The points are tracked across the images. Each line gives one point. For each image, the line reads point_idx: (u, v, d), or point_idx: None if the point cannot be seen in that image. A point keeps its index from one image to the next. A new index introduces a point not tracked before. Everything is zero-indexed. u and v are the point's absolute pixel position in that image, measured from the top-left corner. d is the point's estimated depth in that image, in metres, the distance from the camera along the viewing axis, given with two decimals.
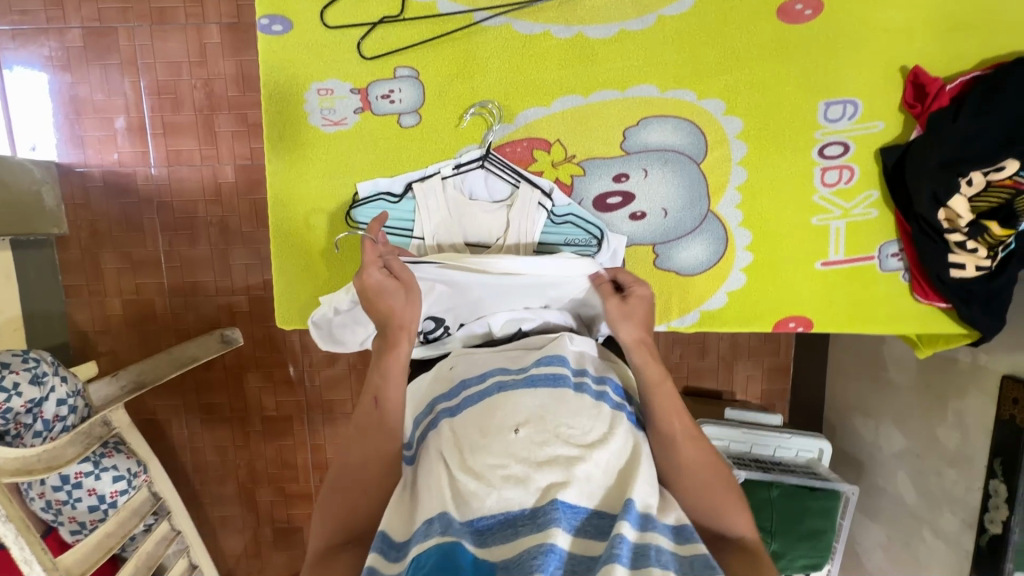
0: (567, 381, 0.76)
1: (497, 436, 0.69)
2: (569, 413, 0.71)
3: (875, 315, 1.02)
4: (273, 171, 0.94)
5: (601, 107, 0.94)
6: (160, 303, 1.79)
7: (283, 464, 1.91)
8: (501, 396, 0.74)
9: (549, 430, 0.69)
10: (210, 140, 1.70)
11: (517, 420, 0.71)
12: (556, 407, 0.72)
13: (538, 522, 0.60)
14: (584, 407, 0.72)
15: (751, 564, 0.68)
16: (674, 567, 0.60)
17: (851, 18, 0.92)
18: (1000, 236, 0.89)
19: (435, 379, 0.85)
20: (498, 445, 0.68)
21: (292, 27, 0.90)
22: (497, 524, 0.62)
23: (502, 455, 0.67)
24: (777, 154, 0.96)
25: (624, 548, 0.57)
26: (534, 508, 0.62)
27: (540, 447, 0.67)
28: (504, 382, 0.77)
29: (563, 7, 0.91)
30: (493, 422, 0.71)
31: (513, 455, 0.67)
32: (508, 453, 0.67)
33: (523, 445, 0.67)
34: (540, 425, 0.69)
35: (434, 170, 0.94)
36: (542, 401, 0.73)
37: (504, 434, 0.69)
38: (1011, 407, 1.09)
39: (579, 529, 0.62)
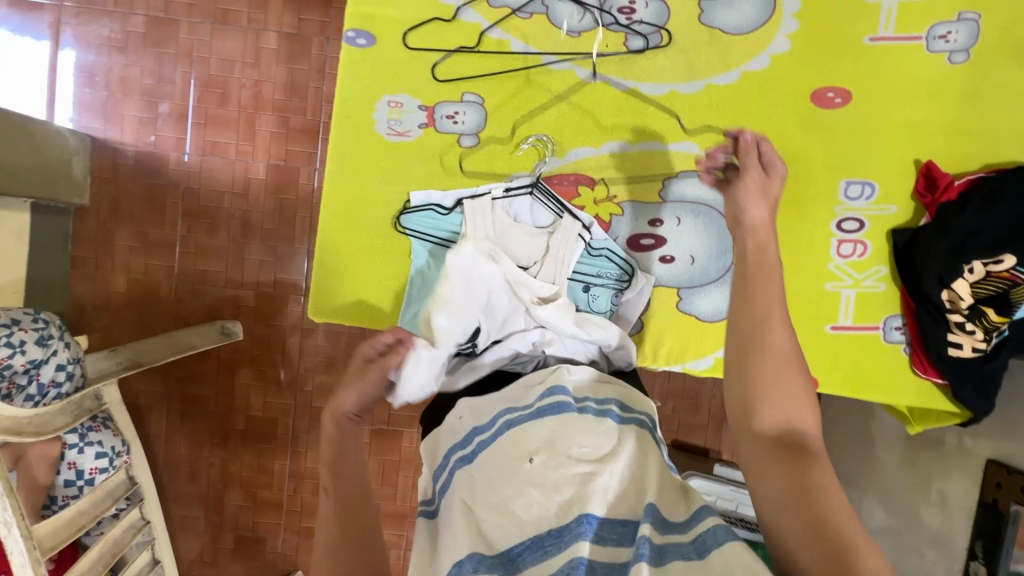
0: (572, 408, 0.77)
1: (515, 467, 0.72)
2: (577, 434, 0.74)
3: (876, 383, 1.07)
4: (331, 169, 0.99)
5: (645, 155, 1.02)
6: (166, 286, 1.78)
7: (259, 469, 1.85)
8: (512, 435, 0.76)
9: (561, 453, 0.72)
10: (249, 137, 1.76)
11: (529, 449, 0.74)
12: (564, 429, 0.74)
13: (566, 540, 0.64)
14: (593, 427, 0.75)
15: (775, 503, 0.65)
16: (695, 551, 0.61)
17: (874, 112, 1.02)
18: (996, 321, 0.97)
19: (444, 429, 0.85)
20: (516, 478, 0.71)
21: (374, 42, 0.98)
22: (527, 549, 0.66)
23: (521, 487, 0.70)
24: (800, 222, 1.04)
25: (647, 548, 0.60)
26: (559, 527, 0.66)
27: (555, 471, 0.71)
28: (512, 419, 0.78)
29: (622, 63, 1.00)
30: (507, 456, 0.74)
31: (532, 484, 0.70)
32: (527, 484, 0.70)
33: (540, 473, 0.71)
34: (552, 450, 0.73)
35: (485, 191, 1.00)
36: (553, 429, 0.75)
37: (520, 465, 0.72)
38: (993, 491, 1.14)
39: (604, 538, 0.65)
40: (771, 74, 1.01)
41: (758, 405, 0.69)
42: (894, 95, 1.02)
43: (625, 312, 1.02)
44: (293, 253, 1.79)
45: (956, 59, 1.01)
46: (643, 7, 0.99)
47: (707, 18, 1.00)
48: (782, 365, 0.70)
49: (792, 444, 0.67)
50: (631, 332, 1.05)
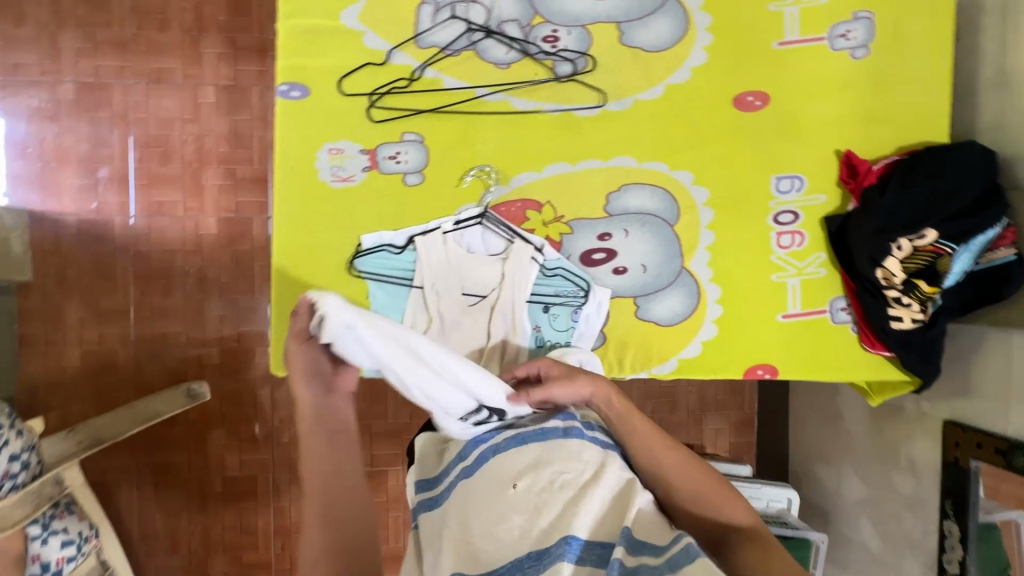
0: (557, 433, 0.78)
1: (499, 492, 0.74)
2: (561, 458, 0.76)
3: (832, 363, 1.12)
4: (279, 221, 0.99)
5: (586, 173, 1.05)
6: (124, 354, 1.72)
7: (242, 530, 1.79)
8: (496, 460, 0.77)
9: (544, 478, 0.74)
10: (196, 193, 1.73)
11: (514, 473, 0.76)
12: (546, 454, 0.76)
13: (545, 563, 0.67)
14: (575, 451, 0.77)
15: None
16: (667, 566, 0.63)
17: (793, 111, 1.09)
18: (928, 292, 1.03)
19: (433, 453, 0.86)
20: (500, 503, 0.73)
21: (309, 93, 0.99)
22: (507, 570, 0.69)
23: (503, 511, 0.73)
24: (740, 220, 1.09)
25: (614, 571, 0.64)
26: (539, 549, 0.69)
27: (539, 495, 0.73)
28: (497, 446, 0.79)
29: (552, 88, 1.04)
30: (491, 481, 0.75)
31: (515, 509, 0.72)
32: (510, 509, 0.73)
33: (524, 498, 0.73)
34: (535, 475, 0.75)
35: (435, 226, 1.01)
36: (537, 455, 0.77)
37: (504, 490, 0.74)
38: (954, 450, 1.20)
39: (583, 559, 0.68)
40: (694, 86, 1.07)
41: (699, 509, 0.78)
42: (809, 92, 1.09)
43: (587, 326, 1.04)
44: (254, 305, 1.76)
45: (858, 54, 1.09)
46: (566, 34, 1.04)
47: (627, 39, 1.05)
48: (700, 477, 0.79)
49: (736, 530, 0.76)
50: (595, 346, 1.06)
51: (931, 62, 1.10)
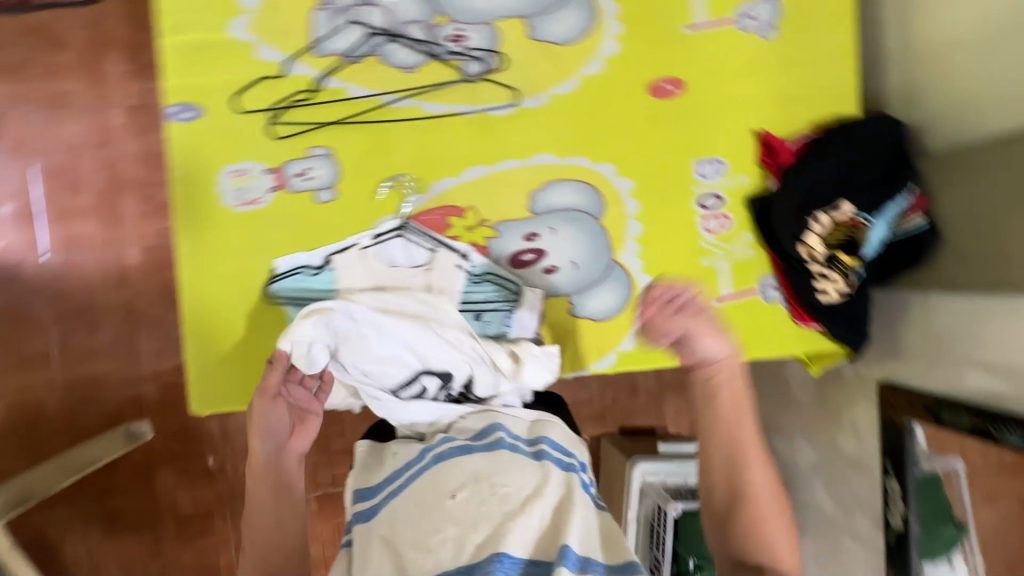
0: (503, 445, 0.79)
1: (438, 503, 0.73)
2: (503, 471, 0.75)
3: (766, 341, 1.14)
4: (184, 252, 0.93)
5: (507, 174, 1.03)
6: (52, 402, 1.61)
7: (204, 568, 1.69)
8: (440, 471, 0.77)
9: (483, 491, 0.73)
10: (114, 222, 1.62)
11: (454, 485, 0.75)
12: (489, 468, 0.76)
13: None
14: (520, 464, 0.77)
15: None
16: None
17: (708, 95, 1.09)
18: (849, 263, 1.06)
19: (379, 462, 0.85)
20: (435, 514, 0.72)
21: (201, 114, 0.93)
22: None
23: (438, 523, 0.71)
24: (665, 208, 1.09)
25: None
26: (471, 564, 0.67)
27: (476, 509, 0.71)
28: (441, 455, 0.79)
29: (464, 90, 1.00)
30: (430, 492, 0.75)
31: (450, 520, 0.71)
32: (445, 520, 0.71)
33: (461, 510, 0.71)
34: (476, 487, 0.74)
35: (353, 242, 0.96)
36: (479, 467, 0.76)
37: (442, 501, 0.73)
38: (890, 412, 1.22)
39: None
40: (608, 76, 1.05)
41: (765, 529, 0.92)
42: (722, 75, 1.09)
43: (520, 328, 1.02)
44: None
45: (766, 34, 1.10)
46: (473, 33, 1.00)
47: (537, 33, 1.02)
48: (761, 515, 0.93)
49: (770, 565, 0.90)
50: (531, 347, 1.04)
51: (837, 37, 1.11)
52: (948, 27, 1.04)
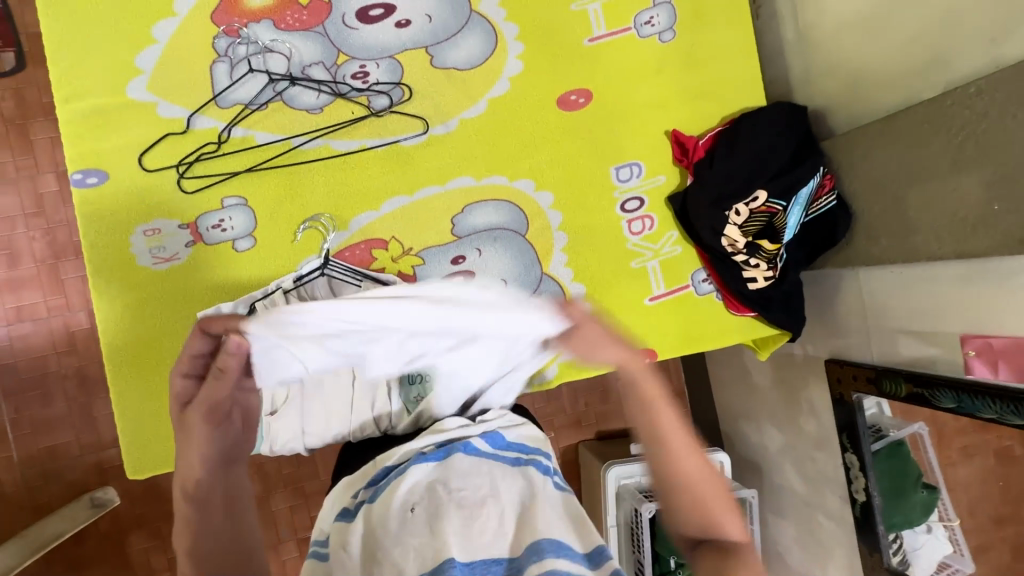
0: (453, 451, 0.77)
1: (390, 516, 0.69)
2: (457, 477, 0.72)
3: (706, 334, 1.16)
4: (103, 316, 0.92)
5: (426, 202, 1.04)
6: (10, 480, 1.54)
7: None
8: (399, 481, 0.73)
9: (439, 498, 0.69)
10: (57, 289, 1.57)
11: (412, 497, 0.71)
12: (444, 472, 0.74)
13: None
14: (473, 467, 0.74)
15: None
16: None
17: (617, 101, 1.12)
18: (772, 249, 1.08)
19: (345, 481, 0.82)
20: (394, 528, 0.67)
21: (107, 177, 0.93)
22: None
23: (391, 537, 0.66)
24: (589, 216, 1.11)
25: None
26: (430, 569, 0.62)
27: (433, 518, 0.67)
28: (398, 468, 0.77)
29: (373, 124, 1.02)
30: (389, 507, 0.70)
31: (408, 534, 0.66)
32: (404, 534, 0.66)
33: (419, 522, 0.67)
34: (432, 496, 0.70)
35: (274, 287, 0.96)
36: (432, 478, 0.73)
37: (400, 514, 0.69)
38: (837, 386, 1.24)
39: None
40: (515, 95, 1.07)
41: (686, 511, 0.72)
42: (628, 82, 1.12)
43: None
44: None
45: (666, 37, 1.13)
46: (375, 67, 1.02)
47: (438, 61, 1.04)
48: (672, 474, 0.72)
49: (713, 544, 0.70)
50: None
51: (736, 34, 1.15)
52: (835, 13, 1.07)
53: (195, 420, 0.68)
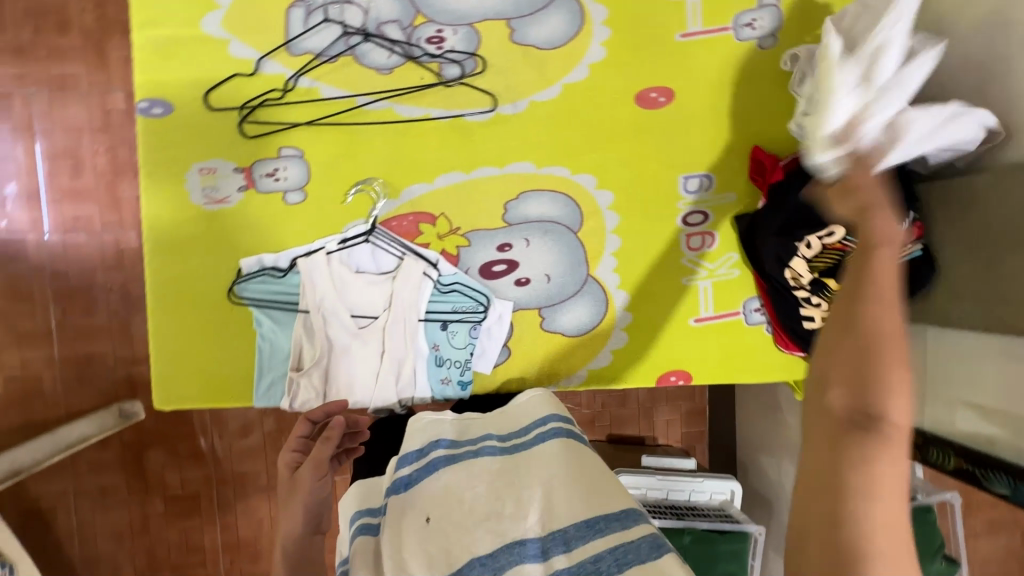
0: (463, 454, 0.76)
1: (409, 524, 0.69)
2: (468, 479, 0.72)
3: (747, 365, 1.10)
4: (150, 247, 0.94)
5: (481, 182, 1.00)
6: (50, 377, 1.61)
7: (189, 547, 1.67)
8: (412, 494, 0.73)
9: (455, 504, 0.70)
10: (112, 205, 1.60)
11: (427, 508, 0.70)
12: (454, 477, 0.73)
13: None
14: (486, 467, 0.73)
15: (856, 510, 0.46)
16: (616, 563, 0.57)
17: (699, 105, 1.04)
18: (838, 290, 0.97)
19: (360, 488, 0.80)
20: (409, 539, 0.67)
21: (172, 109, 0.93)
22: None
23: (410, 544, 0.67)
24: (646, 223, 1.05)
25: None
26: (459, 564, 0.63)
27: (450, 525, 0.67)
28: (409, 478, 0.76)
29: (440, 93, 0.97)
30: (404, 520, 0.70)
31: (427, 543, 0.66)
32: (424, 542, 0.67)
33: (436, 530, 0.67)
34: (447, 503, 0.70)
35: (319, 246, 0.96)
36: (446, 484, 0.73)
37: (415, 523, 0.69)
38: None
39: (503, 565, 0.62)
40: (591, 84, 1.01)
41: (845, 372, 0.48)
42: (715, 87, 1.04)
43: (487, 344, 1.01)
44: None
45: (765, 44, 1.04)
46: (452, 34, 0.97)
47: (518, 37, 0.98)
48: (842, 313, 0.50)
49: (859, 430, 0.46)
50: (499, 362, 1.02)
51: None
52: (949, 45, 0.95)
53: (304, 479, 0.72)
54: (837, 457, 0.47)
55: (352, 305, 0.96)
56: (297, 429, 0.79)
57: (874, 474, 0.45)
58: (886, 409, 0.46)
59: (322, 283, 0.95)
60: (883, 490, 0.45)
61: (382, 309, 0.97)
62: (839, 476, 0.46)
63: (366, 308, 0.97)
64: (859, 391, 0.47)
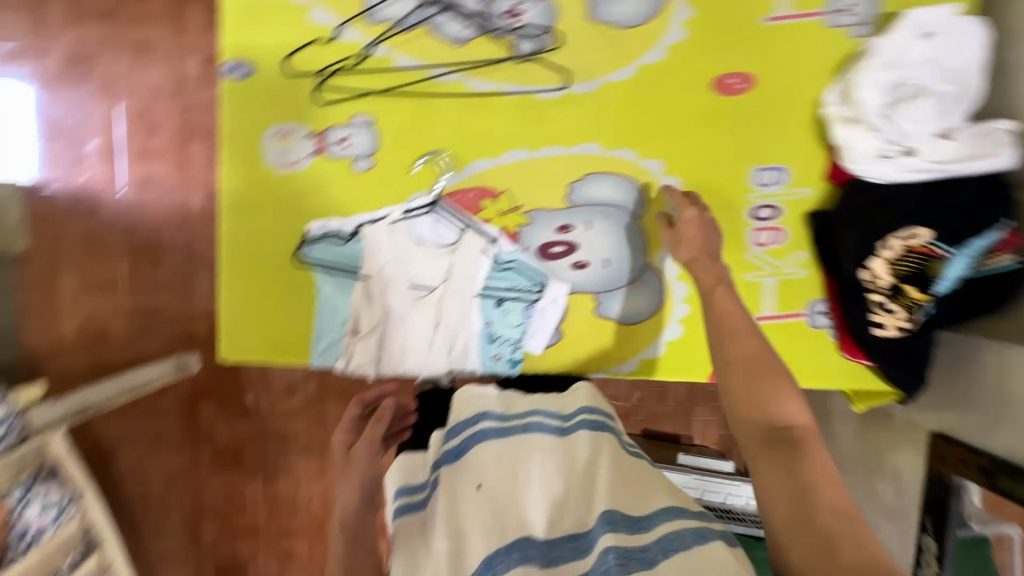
0: (514, 429, 0.79)
1: (461, 495, 0.70)
2: (521, 457, 0.75)
3: (807, 369, 1.05)
4: (225, 204, 0.97)
5: (547, 161, 0.99)
6: (117, 325, 1.70)
7: (232, 496, 1.76)
8: (462, 462, 0.75)
9: (509, 479, 0.72)
10: (182, 166, 1.66)
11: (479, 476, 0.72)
12: (507, 452, 0.75)
13: (515, 554, 0.62)
14: (539, 448, 0.76)
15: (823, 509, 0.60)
16: (662, 551, 0.59)
17: (781, 93, 0.99)
18: (916, 297, 0.91)
19: (409, 461, 0.83)
20: (464, 505, 0.68)
21: (255, 71, 0.95)
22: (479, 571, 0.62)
23: (465, 515, 0.67)
24: (713, 214, 1.01)
25: (606, 559, 0.58)
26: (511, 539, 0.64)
27: (504, 499, 0.69)
28: (459, 447, 0.78)
29: (514, 69, 0.96)
30: (457, 484, 0.72)
31: (481, 510, 0.68)
32: (477, 509, 0.68)
33: (489, 500, 0.69)
34: (501, 477, 0.72)
35: (383, 214, 0.97)
36: (498, 456, 0.75)
37: (468, 490, 0.70)
38: (937, 464, 1.05)
39: (557, 558, 0.63)
40: (668, 66, 0.98)
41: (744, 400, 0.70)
42: (800, 75, 0.98)
43: (540, 325, 1.00)
44: None
45: (860, 32, 0.97)
46: (530, 9, 0.95)
47: (598, 13, 0.96)
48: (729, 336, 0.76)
49: (778, 438, 0.66)
50: (550, 343, 1.02)
51: None
52: None
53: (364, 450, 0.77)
54: (777, 471, 0.64)
55: (411, 275, 0.97)
56: (348, 410, 0.84)
57: (806, 465, 0.63)
58: (785, 422, 0.68)
59: (385, 251, 0.96)
60: (818, 482, 0.62)
61: (440, 282, 0.98)
62: (789, 484, 0.62)
63: (424, 280, 0.97)
64: (761, 412, 0.69)
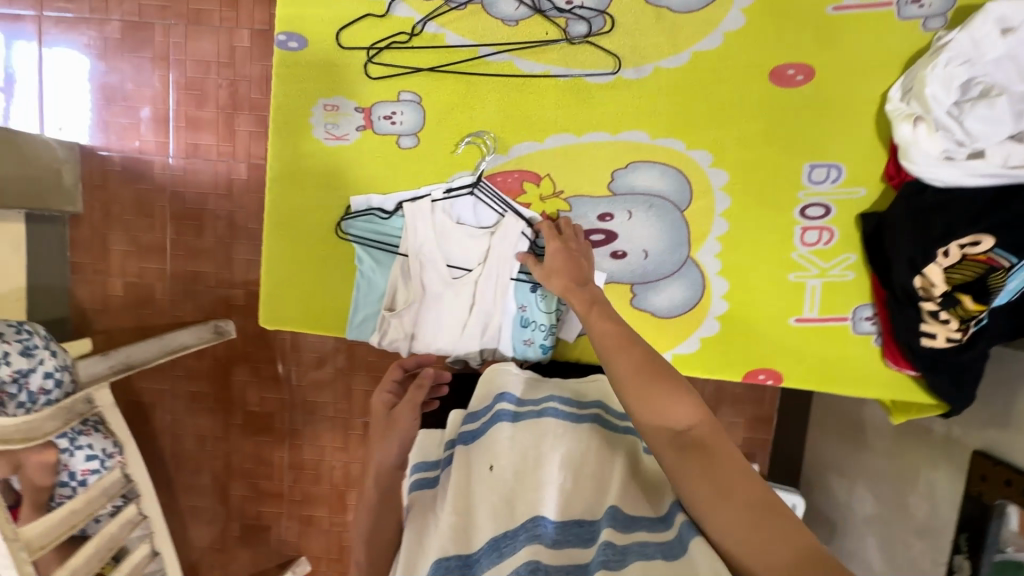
0: (529, 413, 0.78)
1: (475, 474, 0.71)
2: (535, 438, 0.74)
3: (847, 376, 1.02)
4: (273, 175, 0.99)
5: (591, 147, 0.97)
6: (160, 288, 1.77)
7: (259, 460, 1.82)
8: (478, 444, 0.75)
9: (521, 462, 0.71)
10: (228, 137, 1.70)
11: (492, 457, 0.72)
12: (521, 433, 0.74)
13: (521, 538, 0.62)
14: (553, 431, 0.75)
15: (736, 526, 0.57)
16: (662, 552, 0.59)
17: (841, 86, 0.95)
18: (973, 309, 0.87)
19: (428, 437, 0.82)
20: (476, 485, 0.69)
21: (307, 43, 0.96)
22: (484, 551, 0.62)
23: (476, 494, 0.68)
24: (760, 210, 0.99)
25: (605, 551, 0.58)
26: (517, 524, 0.64)
27: (515, 481, 0.69)
28: (475, 430, 0.78)
29: (564, 51, 0.95)
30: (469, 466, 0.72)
31: (491, 491, 0.68)
32: (487, 490, 0.68)
33: (501, 481, 0.69)
34: (512, 458, 0.72)
35: (425, 193, 0.98)
36: (511, 436, 0.74)
37: (480, 471, 0.70)
38: (979, 484, 1.01)
39: (560, 541, 0.62)
40: (723, 54, 0.94)
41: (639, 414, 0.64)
42: (863, 69, 0.94)
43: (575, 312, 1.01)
44: None
45: (932, 25, 0.91)
46: None
47: None
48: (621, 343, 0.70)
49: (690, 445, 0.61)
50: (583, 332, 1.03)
51: None
52: None
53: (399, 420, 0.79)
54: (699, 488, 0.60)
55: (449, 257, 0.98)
56: (388, 373, 0.86)
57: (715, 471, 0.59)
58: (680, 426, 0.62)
59: (423, 231, 0.97)
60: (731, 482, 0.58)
61: (477, 266, 0.98)
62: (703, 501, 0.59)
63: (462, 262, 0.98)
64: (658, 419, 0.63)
